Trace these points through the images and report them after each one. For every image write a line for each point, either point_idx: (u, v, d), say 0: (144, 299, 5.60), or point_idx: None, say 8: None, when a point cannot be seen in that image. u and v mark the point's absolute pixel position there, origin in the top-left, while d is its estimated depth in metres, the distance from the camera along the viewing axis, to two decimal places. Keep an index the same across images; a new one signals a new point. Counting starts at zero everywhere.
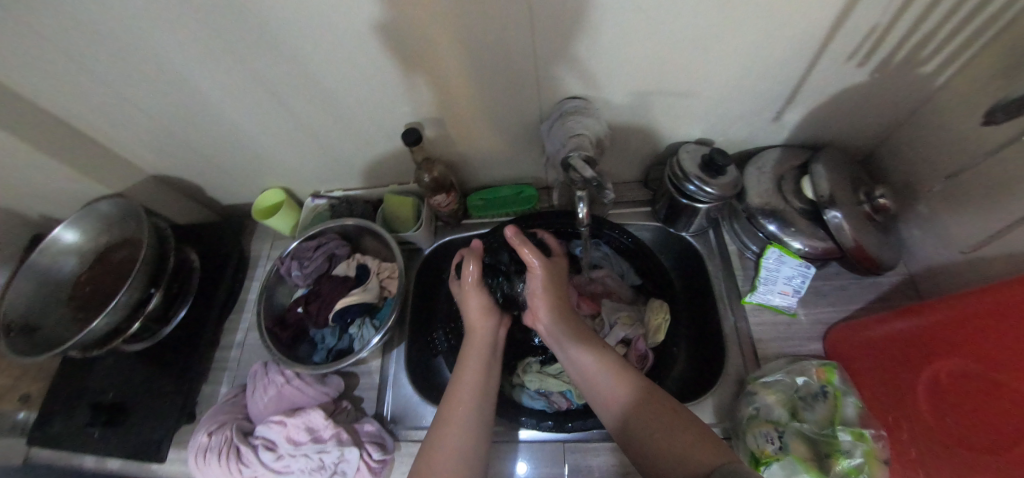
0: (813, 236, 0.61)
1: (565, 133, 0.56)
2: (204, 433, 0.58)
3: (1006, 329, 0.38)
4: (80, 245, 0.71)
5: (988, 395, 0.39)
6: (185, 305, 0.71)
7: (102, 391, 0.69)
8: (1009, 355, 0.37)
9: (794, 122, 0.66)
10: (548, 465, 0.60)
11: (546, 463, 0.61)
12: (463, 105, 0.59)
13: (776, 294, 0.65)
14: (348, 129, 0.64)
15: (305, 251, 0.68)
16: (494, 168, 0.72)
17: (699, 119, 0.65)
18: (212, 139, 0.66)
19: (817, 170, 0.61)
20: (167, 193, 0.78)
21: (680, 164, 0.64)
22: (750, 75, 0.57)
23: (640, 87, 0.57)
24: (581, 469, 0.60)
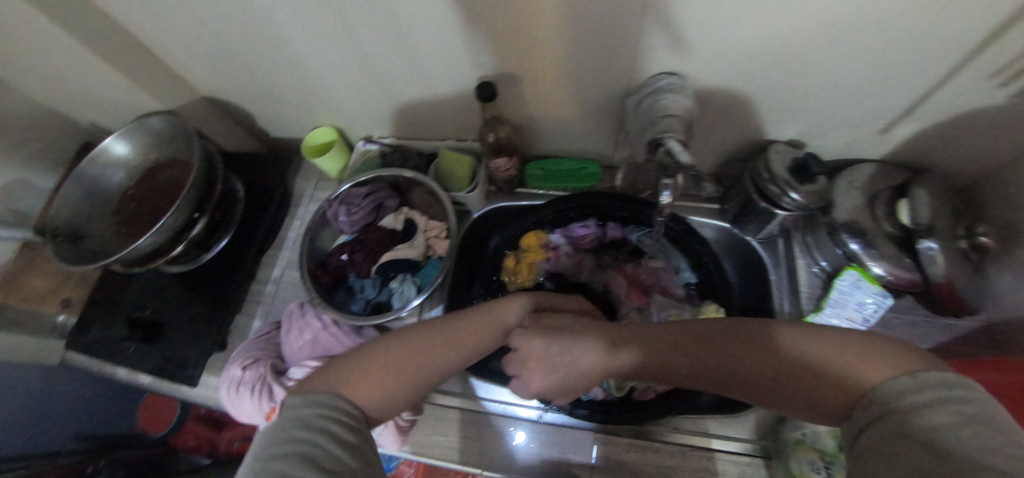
0: (897, 264, 0.57)
1: (655, 113, 0.50)
2: (238, 367, 0.58)
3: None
4: (129, 160, 0.70)
5: None
6: (226, 235, 0.70)
7: (140, 307, 0.70)
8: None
9: (903, 137, 0.59)
10: (556, 447, 0.60)
11: (554, 445, 0.60)
12: (545, 67, 0.54)
13: (842, 319, 0.59)
14: (416, 75, 0.59)
15: (354, 196, 0.65)
16: (561, 138, 0.67)
17: (798, 117, 0.58)
18: (271, 66, 0.63)
19: (919, 195, 0.55)
20: (217, 116, 0.76)
21: (768, 163, 0.58)
22: (872, 77, 0.51)
23: (745, 71, 0.52)
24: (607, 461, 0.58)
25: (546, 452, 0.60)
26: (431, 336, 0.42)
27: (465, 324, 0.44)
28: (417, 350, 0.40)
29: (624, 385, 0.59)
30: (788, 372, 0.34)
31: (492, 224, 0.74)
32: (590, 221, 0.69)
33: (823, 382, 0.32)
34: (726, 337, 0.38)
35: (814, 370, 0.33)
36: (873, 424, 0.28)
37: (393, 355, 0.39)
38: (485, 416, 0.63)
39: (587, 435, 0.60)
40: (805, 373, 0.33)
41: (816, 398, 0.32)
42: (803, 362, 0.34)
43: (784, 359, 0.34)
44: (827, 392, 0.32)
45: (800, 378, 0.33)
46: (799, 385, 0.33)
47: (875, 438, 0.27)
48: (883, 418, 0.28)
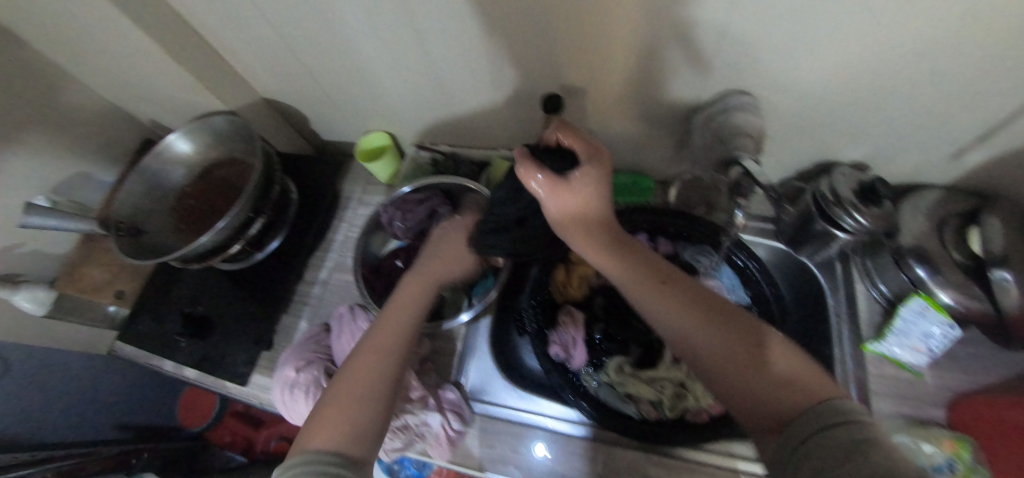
0: (966, 292, 0.54)
1: (728, 132, 0.50)
2: (291, 368, 0.59)
3: None
4: (189, 158, 0.71)
5: None
6: (278, 236, 0.71)
7: (192, 302, 0.71)
8: None
9: (977, 163, 0.58)
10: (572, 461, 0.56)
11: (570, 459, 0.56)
12: (611, 81, 0.54)
13: (907, 349, 0.58)
14: (477, 84, 0.60)
15: (409, 202, 0.66)
16: (617, 151, 0.67)
17: (866, 139, 0.57)
18: (336, 73, 0.64)
19: (992, 223, 0.54)
20: (274, 119, 0.77)
21: (832, 185, 0.57)
22: (952, 104, 0.49)
23: (819, 92, 0.51)
24: None
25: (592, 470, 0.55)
26: (368, 355, 0.47)
27: (384, 330, 0.49)
28: (354, 375, 0.45)
29: (679, 408, 0.56)
30: (739, 351, 0.37)
31: None
32: (641, 236, 0.67)
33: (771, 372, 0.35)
34: (699, 294, 0.42)
35: (763, 353, 0.37)
36: (819, 434, 0.29)
37: (341, 393, 0.43)
38: (517, 427, 0.59)
39: (638, 456, 0.55)
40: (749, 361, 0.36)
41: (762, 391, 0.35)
42: (757, 332, 0.39)
43: (747, 328, 0.39)
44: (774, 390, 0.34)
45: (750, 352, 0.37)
46: (744, 361, 0.36)
47: (815, 450, 0.28)
48: (824, 429, 0.29)
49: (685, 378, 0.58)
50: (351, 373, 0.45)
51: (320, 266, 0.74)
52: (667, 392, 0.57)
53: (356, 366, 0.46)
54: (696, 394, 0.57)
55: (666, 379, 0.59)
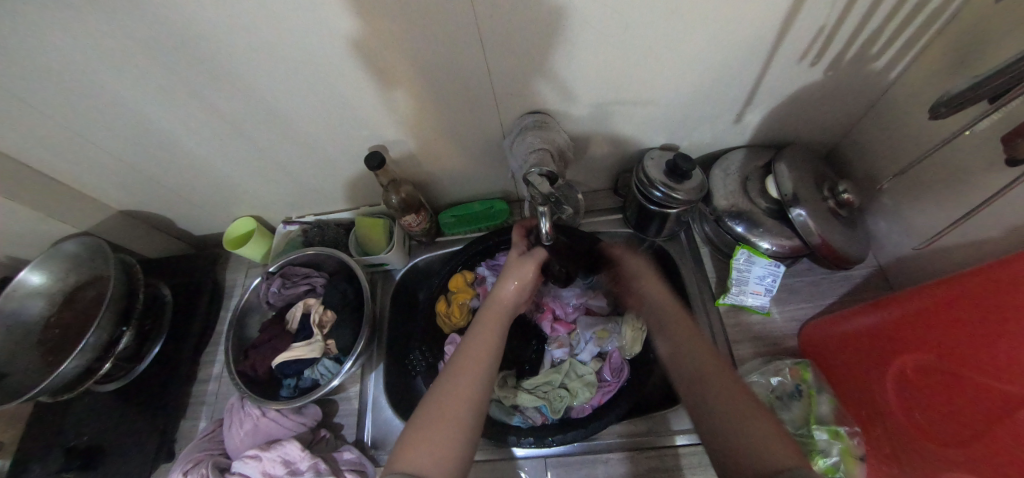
0: (780, 235, 0.62)
1: (526, 148, 0.56)
2: (180, 472, 0.57)
3: (947, 323, 0.43)
4: (47, 287, 0.70)
5: (953, 387, 0.41)
6: (158, 342, 0.71)
7: (77, 434, 0.68)
8: (954, 343, 0.42)
9: (755, 123, 0.67)
10: None
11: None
12: (426, 127, 0.59)
13: (749, 294, 0.65)
14: (316, 153, 0.63)
15: (294, 273, 0.68)
16: (464, 185, 0.72)
17: (663, 126, 0.65)
18: (178, 172, 0.66)
19: (781, 170, 0.62)
20: (136, 228, 0.77)
21: (645, 171, 0.64)
22: (706, 82, 0.58)
23: (601, 97, 0.58)
24: None
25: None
26: (471, 365, 0.45)
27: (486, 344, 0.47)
28: (469, 381, 0.43)
29: (561, 408, 0.60)
30: (727, 406, 0.39)
31: (419, 275, 0.77)
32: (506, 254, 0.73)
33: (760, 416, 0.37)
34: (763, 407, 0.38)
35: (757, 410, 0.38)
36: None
37: (436, 414, 0.41)
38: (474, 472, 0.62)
39: (539, 461, 0.61)
40: (729, 411, 0.39)
41: (748, 438, 0.36)
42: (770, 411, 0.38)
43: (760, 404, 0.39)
44: (758, 440, 0.35)
45: (749, 399, 0.39)
46: (734, 420, 0.38)
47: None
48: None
49: (564, 377, 0.63)
50: (453, 385, 0.43)
51: (213, 361, 0.75)
52: (548, 395, 0.62)
53: (458, 377, 0.44)
54: (574, 390, 0.62)
55: (547, 383, 0.63)
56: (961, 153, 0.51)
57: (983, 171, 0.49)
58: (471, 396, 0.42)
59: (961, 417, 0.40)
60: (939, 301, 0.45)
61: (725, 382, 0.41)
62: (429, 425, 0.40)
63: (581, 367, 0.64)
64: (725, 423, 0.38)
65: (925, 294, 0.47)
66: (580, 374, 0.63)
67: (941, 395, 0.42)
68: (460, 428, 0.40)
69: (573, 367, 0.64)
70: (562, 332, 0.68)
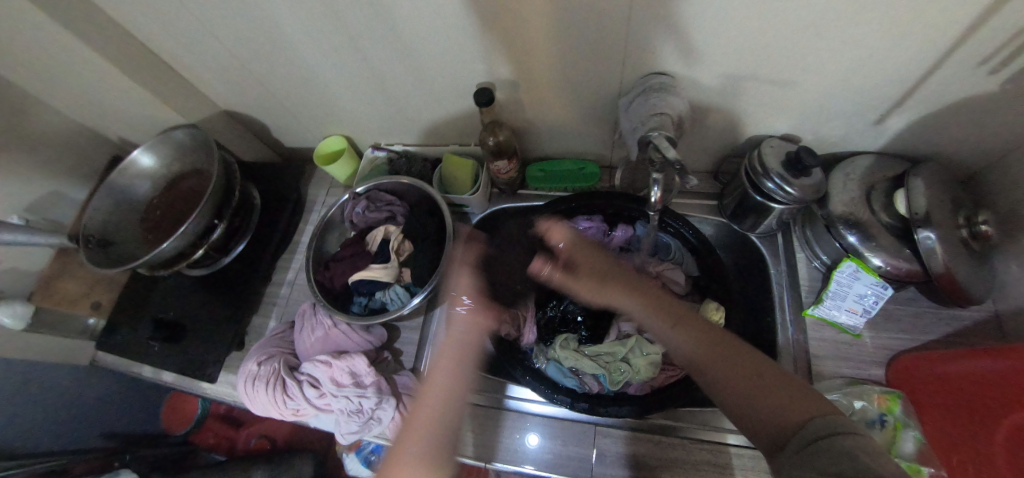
0: (898, 255, 0.57)
1: (646, 111, 0.53)
2: (253, 362, 0.61)
3: None
4: (154, 170, 0.74)
5: None
6: (244, 240, 0.75)
7: (164, 308, 0.74)
8: None
9: (897, 127, 0.60)
10: (575, 444, 0.59)
11: (572, 442, 0.60)
12: (539, 72, 0.57)
13: (844, 311, 0.61)
14: (420, 82, 0.62)
15: (379, 198, 0.69)
16: (558, 141, 0.70)
17: (790, 113, 0.59)
18: (285, 80, 0.67)
19: (915, 184, 0.55)
20: (236, 129, 0.80)
21: (761, 158, 0.59)
22: (858, 71, 0.51)
23: (735, 69, 0.53)
24: (606, 455, 0.58)
25: (552, 445, 0.60)
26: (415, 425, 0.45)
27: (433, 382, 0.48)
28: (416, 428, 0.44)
29: (621, 381, 0.59)
30: (744, 376, 0.41)
31: (494, 223, 0.77)
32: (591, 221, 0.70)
33: (772, 387, 0.39)
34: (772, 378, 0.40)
35: (761, 379, 0.40)
36: (812, 445, 0.32)
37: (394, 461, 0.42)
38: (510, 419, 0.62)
39: (587, 427, 0.60)
40: (748, 385, 0.40)
41: (770, 403, 0.38)
42: (774, 376, 0.40)
43: (766, 373, 0.40)
44: (779, 404, 0.37)
45: (746, 357, 0.42)
46: (755, 389, 0.39)
47: (811, 460, 0.32)
48: (809, 444, 0.33)
49: (628, 352, 0.61)
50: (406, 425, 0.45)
51: (288, 268, 0.79)
52: (608, 366, 0.61)
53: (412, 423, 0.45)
54: (636, 367, 0.60)
55: (610, 353, 0.62)
56: None
57: None
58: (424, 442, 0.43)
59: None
60: None
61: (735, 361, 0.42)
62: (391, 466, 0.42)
63: (648, 346, 0.61)
64: (741, 389, 0.40)
65: None
66: (645, 353, 0.61)
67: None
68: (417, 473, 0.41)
69: (638, 343, 0.62)
70: None
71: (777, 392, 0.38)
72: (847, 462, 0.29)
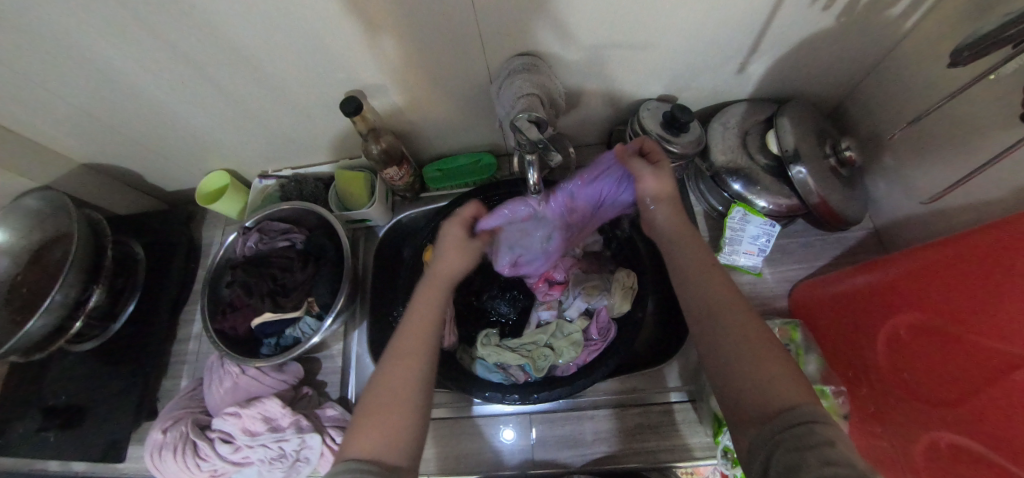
0: (778, 194, 0.60)
1: (514, 94, 0.51)
2: (158, 430, 0.56)
3: (946, 285, 0.40)
4: (13, 244, 0.66)
5: (942, 347, 0.40)
6: (133, 300, 0.69)
7: (52, 395, 0.66)
8: (954, 300, 0.39)
9: (759, 73, 0.63)
10: (543, 437, 0.59)
11: (540, 436, 0.60)
12: (405, 71, 0.54)
13: (742, 254, 0.64)
14: (286, 100, 0.58)
15: (272, 230, 0.65)
16: (450, 137, 0.69)
17: (661, 74, 0.61)
18: (138, 121, 0.61)
19: (782, 124, 0.58)
20: (100, 182, 0.73)
21: (641, 122, 0.61)
22: (709, 26, 0.53)
23: (595, 40, 0.53)
24: (579, 440, 0.59)
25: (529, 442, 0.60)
26: (404, 355, 0.41)
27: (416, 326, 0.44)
28: (411, 346, 0.42)
29: (545, 366, 0.59)
30: (743, 344, 0.37)
31: (404, 233, 0.75)
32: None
33: (766, 357, 0.35)
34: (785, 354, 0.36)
35: (771, 347, 0.36)
36: (789, 432, 0.30)
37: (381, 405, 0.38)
38: (484, 420, 0.61)
39: (522, 418, 0.61)
40: (740, 353, 0.37)
41: (763, 373, 0.35)
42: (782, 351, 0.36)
43: (772, 344, 0.37)
44: (773, 381, 0.34)
45: (752, 320, 0.39)
46: (764, 360, 0.35)
47: (790, 442, 0.29)
48: (791, 427, 0.30)
49: (550, 337, 0.62)
50: (392, 364, 0.41)
51: (193, 320, 0.73)
52: (532, 354, 0.60)
53: (400, 363, 0.41)
54: (558, 349, 0.60)
55: (531, 342, 0.62)
56: (979, 120, 0.46)
57: (988, 125, 0.45)
58: (411, 374, 0.40)
59: (953, 376, 0.38)
60: (929, 263, 0.43)
61: (734, 322, 0.39)
62: (370, 416, 0.38)
63: (568, 327, 0.62)
64: (738, 349, 0.37)
65: (919, 256, 0.45)
66: (566, 333, 0.61)
67: (935, 357, 0.40)
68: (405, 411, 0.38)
69: (559, 326, 0.62)
70: (555, 294, 0.66)
71: (775, 364, 0.35)
72: (837, 457, 0.27)
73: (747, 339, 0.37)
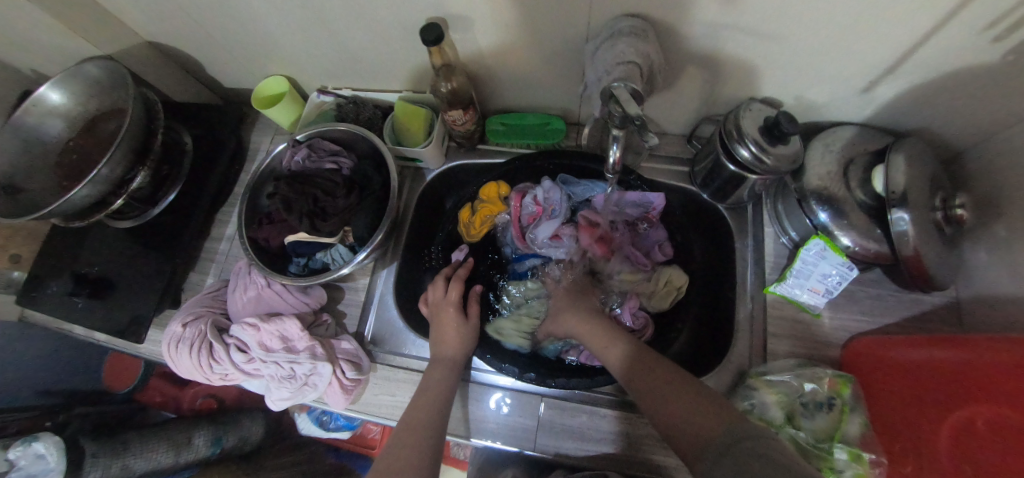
0: (867, 234, 0.54)
1: (611, 59, 0.46)
2: (178, 323, 0.57)
3: None
4: (69, 108, 0.65)
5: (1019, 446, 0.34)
6: (173, 191, 0.68)
7: (86, 263, 0.67)
8: None
9: (887, 96, 0.55)
10: (547, 423, 0.58)
11: (545, 420, 0.58)
12: (498, 12, 0.49)
13: (806, 290, 0.59)
14: (361, 18, 0.54)
15: (322, 149, 0.62)
16: (523, 93, 0.65)
17: (772, 73, 0.54)
18: (207, 10, 0.58)
19: (894, 160, 0.50)
20: (162, 64, 0.71)
21: (738, 121, 0.54)
22: (852, 31, 0.45)
23: (715, 18, 0.46)
24: (578, 433, 0.57)
25: (531, 421, 0.58)
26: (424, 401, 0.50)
27: (424, 403, 0.50)
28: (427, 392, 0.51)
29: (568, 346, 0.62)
30: (669, 389, 0.42)
31: (452, 182, 0.73)
32: (561, 192, 0.64)
33: (690, 400, 0.40)
34: (692, 391, 0.41)
35: (681, 390, 0.42)
36: (728, 450, 0.32)
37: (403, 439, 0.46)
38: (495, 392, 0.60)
39: (533, 398, 0.59)
40: (668, 398, 0.42)
41: (685, 412, 0.39)
42: (685, 386, 0.42)
43: (678, 383, 0.43)
44: (701, 416, 0.38)
45: (664, 369, 0.45)
46: (683, 401, 0.40)
47: (731, 459, 0.31)
48: (730, 447, 0.33)
49: None
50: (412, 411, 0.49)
51: (228, 222, 0.73)
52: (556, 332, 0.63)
53: (412, 419, 0.48)
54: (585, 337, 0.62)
55: None
56: None
57: None
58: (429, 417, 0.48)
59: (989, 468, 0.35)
60: None
61: (652, 381, 0.44)
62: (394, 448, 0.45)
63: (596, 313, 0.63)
64: (664, 400, 0.42)
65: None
66: None
67: (986, 450, 0.37)
68: (422, 447, 0.45)
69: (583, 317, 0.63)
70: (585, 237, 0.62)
71: (685, 403, 0.40)
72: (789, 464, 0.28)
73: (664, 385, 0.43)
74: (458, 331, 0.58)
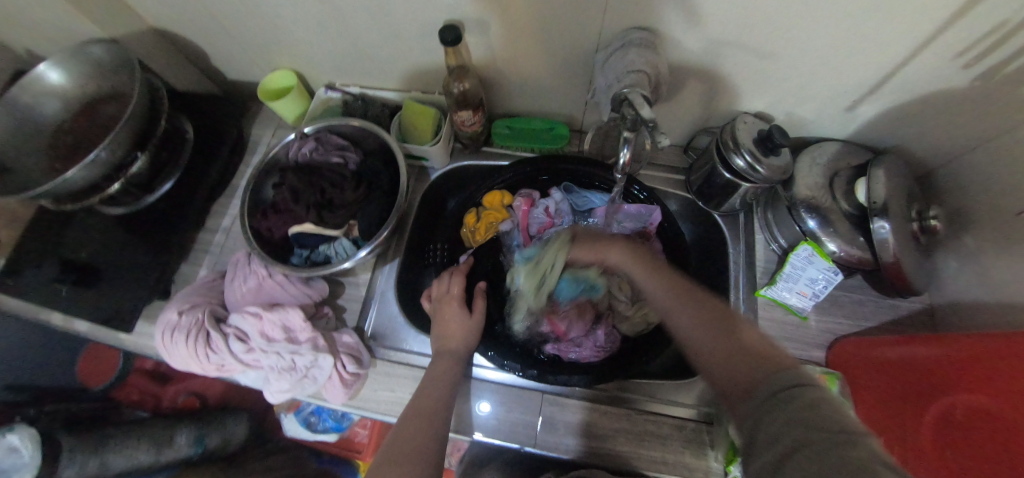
0: (851, 241, 0.57)
1: (622, 67, 0.49)
2: (174, 312, 0.55)
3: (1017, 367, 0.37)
4: (66, 89, 0.64)
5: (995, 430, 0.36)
6: (172, 178, 0.67)
7: (72, 249, 0.65)
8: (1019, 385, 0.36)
9: (868, 115, 0.60)
10: (547, 418, 0.58)
11: (545, 416, 0.58)
12: (513, 17, 0.51)
13: (794, 293, 0.62)
14: (378, 17, 0.55)
15: (329, 143, 0.63)
16: (530, 98, 0.67)
17: (766, 89, 0.58)
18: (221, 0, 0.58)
19: (876, 173, 0.54)
20: (166, 51, 0.70)
21: (734, 132, 0.57)
22: (840, 52, 0.49)
23: (717, 34, 0.49)
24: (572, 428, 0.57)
25: (531, 417, 0.58)
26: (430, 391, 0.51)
27: (430, 395, 0.50)
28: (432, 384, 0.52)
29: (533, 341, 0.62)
30: (709, 327, 0.40)
31: (456, 182, 0.74)
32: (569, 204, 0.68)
33: (729, 341, 0.37)
34: (733, 332, 0.38)
35: (722, 330, 0.39)
36: (773, 397, 0.31)
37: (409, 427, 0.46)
38: (495, 388, 0.60)
39: (534, 395, 0.60)
40: (708, 339, 0.39)
41: (727, 352, 0.37)
42: (726, 325, 0.39)
43: (719, 322, 0.40)
44: (741, 358, 0.35)
45: (707, 306, 0.42)
46: (724, 342, 0.38)
47: (773, 412, 0.30)
48: (773, 394, 0.31)
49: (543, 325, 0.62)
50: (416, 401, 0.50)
51: (225, 213, 0.72)
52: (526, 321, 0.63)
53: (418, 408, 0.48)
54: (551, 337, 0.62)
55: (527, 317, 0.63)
56: None
57: None
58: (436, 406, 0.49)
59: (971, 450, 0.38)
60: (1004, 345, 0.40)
61: (689, 318, 0.42)
62: (400, 437, 0.45)
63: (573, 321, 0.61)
64: (704, 339, 0.39)
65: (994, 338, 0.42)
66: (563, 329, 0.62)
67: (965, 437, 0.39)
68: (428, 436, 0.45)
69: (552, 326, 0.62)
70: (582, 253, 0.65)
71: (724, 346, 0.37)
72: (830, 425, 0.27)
73: (707, 324, 0.40)
74: (461, 325, 0.58)
